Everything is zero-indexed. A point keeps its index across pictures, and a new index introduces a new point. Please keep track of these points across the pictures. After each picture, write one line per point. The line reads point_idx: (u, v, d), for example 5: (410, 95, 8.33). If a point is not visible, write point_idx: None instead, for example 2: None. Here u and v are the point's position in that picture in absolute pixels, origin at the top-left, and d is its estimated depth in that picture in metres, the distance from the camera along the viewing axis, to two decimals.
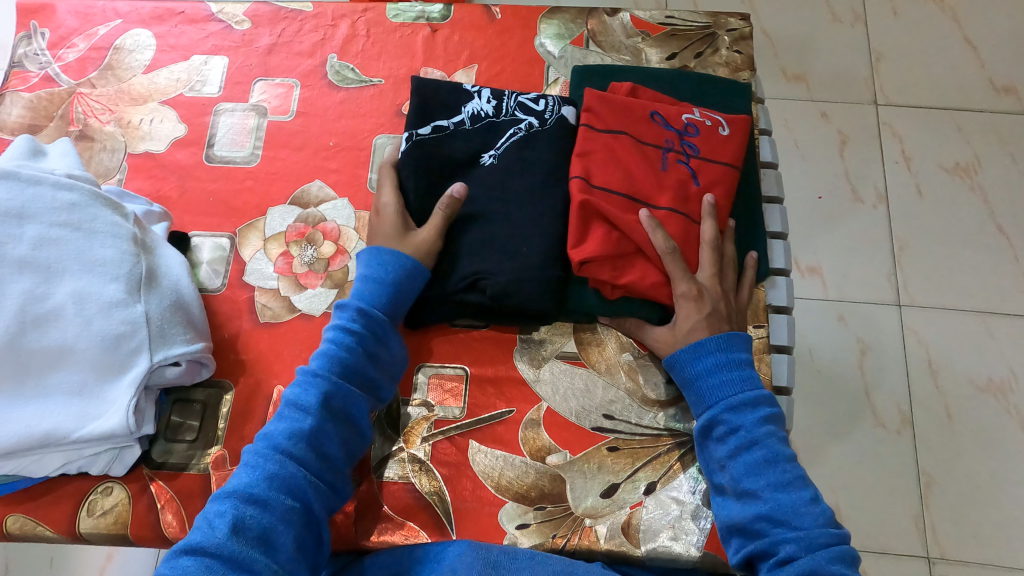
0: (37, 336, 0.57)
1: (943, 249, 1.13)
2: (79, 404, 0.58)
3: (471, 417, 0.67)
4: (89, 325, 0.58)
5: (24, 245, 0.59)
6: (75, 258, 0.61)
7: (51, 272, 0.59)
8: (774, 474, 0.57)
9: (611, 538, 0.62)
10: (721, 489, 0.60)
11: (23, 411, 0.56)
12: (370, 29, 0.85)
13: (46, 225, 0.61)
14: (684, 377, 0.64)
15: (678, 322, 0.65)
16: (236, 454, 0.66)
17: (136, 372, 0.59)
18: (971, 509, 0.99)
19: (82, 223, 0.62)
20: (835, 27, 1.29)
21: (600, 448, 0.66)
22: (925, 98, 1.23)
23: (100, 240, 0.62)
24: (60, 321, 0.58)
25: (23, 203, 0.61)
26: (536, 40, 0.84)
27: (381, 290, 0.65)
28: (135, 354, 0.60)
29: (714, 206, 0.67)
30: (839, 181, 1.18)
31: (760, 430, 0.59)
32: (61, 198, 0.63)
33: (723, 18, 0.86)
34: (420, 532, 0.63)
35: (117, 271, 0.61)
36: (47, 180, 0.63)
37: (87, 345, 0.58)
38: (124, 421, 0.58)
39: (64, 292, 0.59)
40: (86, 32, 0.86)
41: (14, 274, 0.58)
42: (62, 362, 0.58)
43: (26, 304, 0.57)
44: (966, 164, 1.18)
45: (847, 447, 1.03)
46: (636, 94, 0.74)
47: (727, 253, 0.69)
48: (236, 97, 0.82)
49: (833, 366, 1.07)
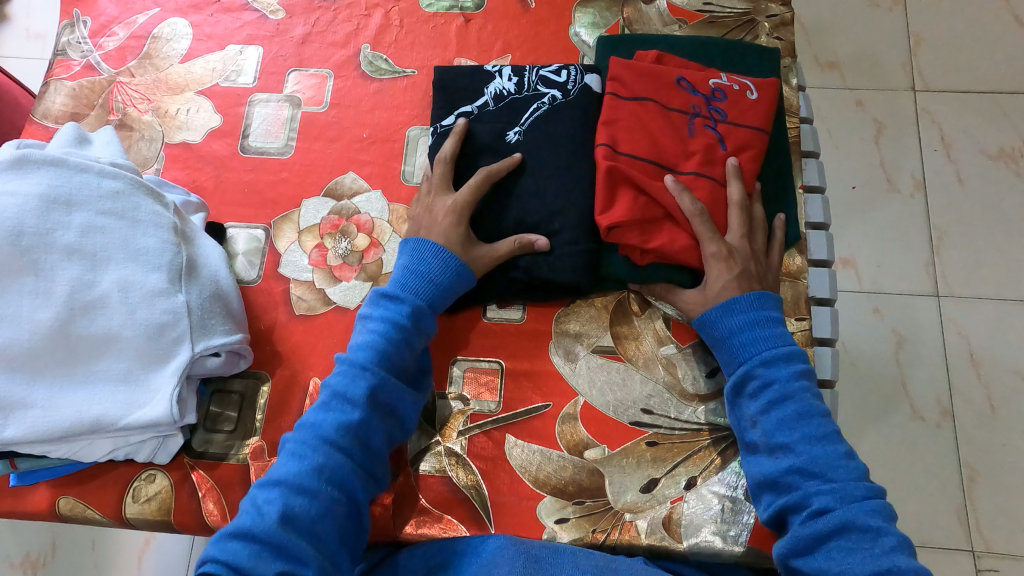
0: (85, 323, 0.58)
1: (985, 238, 1.10)
2: (124, 393, 0.58)
3: (508, 411, 0.67)
4: (133, 313, 0.59)
5: (72, 232, 0.60)
6: (119, 246, 0.61)
7: (98, 260, 0.60)
8: (807, 427, 0.57)
9: (653, 533, 0.61)
10: (753, 447, 0.60)
11: (72, 398, 0.57)
12: (404, 19, 0.84)
13: (92, 212, 0.61)
14: (715, 335, 0.64)
15: (709, 283, 0.64)
16: (274, 444, 0.67)
17: (177, 362, 0.59)
18: (1016, 503, 0.96)
19: (126, 211, 0.63)
20: (873, 10, 1.26)
21: (638, 443, 0.65)
22: (968, 83, 1.20)
23: (143, 229, 0.63)
24: (105, 310, 0.59)
25: (70, 191, 0.61)
26: (571, 29, 0.83)
27: (429, 282, 0.64)
28: (178, 343, 0.60)
29: (737, 166, 0.66)
30: (876, 170, 1.16)
31: (795, 384, 0.59)
32: (106, 186, 0.63)
33: (764, 4, 0.84)
34: (458, 525, 0.63)
35: (158, 261, 0.62)
36: (93, 167, 0.63)
37: (132, 333, 0.59)
38: (167, 411, 0.58)
39: (109, 280, 0.59)
40: (126, 20, 0.86)
41: (64, 261, 0.59)
42: (108, 350, 0.59)
43: (75, 291, 0.58)
44: (1010, 150, 1.15)
45: (887, 441, 1.01)
46: (663, 61, 0.72)
47: (756, 213, 0.68)
48: (271, 87, 0.81)
49: (870, 357, 1.05)
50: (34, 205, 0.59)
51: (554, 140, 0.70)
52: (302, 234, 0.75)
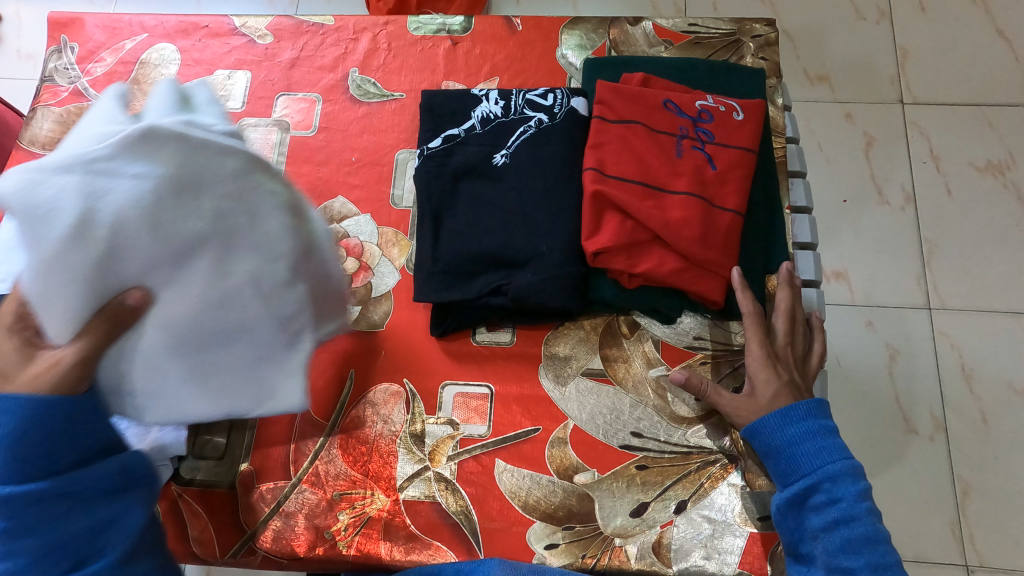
0: (219, 315, 0.51)
1: (974, 250, 1.11)
2: (255, 385, 0.56)
3: (497, 435, 0.67)
4: (265, 306, 0.53)
5: (200, 222, 0.49)
6: (246, 229, 0.51)
7: (230, 241, 0.51)
8: (873, 554, 0.55)
9: (642, 557, 0.61)
10: (808, 559, 0.58)
11: (207, 388, 0.54)
12: (391, 42, 0.85)
13: (219, 196, 0.50)
14: (770, 444, 0.61)
15: (757, 391, 0.64)
16: (263, 471, 0.66)
17: (301, 355, 0.57)
18: (1009, 516, 0.96)
19: (248, 198, 0.52)
20: (860, 24, 1.27)
21: (628, 466, 0.65)
22: (955, 96, 1.20)
23: (264, 212, 0.52)
24: (239, 302, 0.52)
25: (195, 173, 0.49)
26: (558, 51, 0.83)
27: (26, 453, 0.47)
28: (300, 333, 0.57)
29: (791, 275, 0.69)
30: (865, 183, 1.16)
31: (861, 506, 0.57)
32: (228, 166, 0.51)
33: (748, 24, 0.84)
34: (447, 551, 0.63)
35: (279, 249, 0.53)
36: (212, 142, 0.50)
37: (263, 327, 0.54)
38: (302, 404, 0.57)
39: (244, 269, 0.51)
40: (114, 46, 0.87)
41: (195, 249, 0.50)
42: (238, 341, 0.53)
43: (208, 283, 0.50)
44: (998, 162, 1.15)
45: (881, 456, 1.00)
46: (649, 84, 0.73)
47: (799, 315, 0.69)
48: (259, 112, 0.82)
49: (862, 371, 1.05)
50: (157, 189, 0.48)
51: (540, 162, 0.69)
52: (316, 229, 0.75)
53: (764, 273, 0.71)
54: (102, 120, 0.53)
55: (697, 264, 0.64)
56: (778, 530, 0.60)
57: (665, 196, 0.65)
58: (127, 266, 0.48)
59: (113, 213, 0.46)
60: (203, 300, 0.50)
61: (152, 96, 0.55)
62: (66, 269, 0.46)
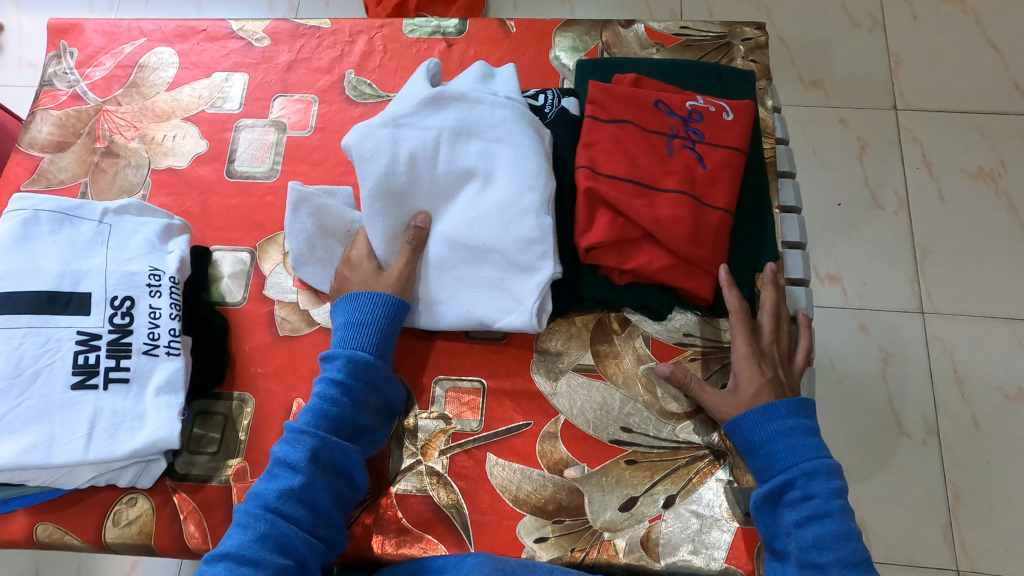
0: (472, 233, 0.64)
1: (966, 256, 1.11)
2: (500, 298, 0.65)
3: (488, 430, 0.67)
4: (509, 228, 0.63)
5: (471, 157, 0.66)
6: (501, 167, 0.65)
7: (490, 178, 0.66)
8: (844, 550, 0.55)
9: (631, 552, 0.62)
10: (784, 555, 0.58)
11: (463, 296, 0.66)
12: (387, 45, 0.86)
13: (487, 139, 0.66)
14: (749, 441, 0.62)
15: (742, 387, 0.65)
16: (255, 465, 0.67)
17: (539, 280, 0.63)
18: (1000, 521, 0.97)
19: (509, 138, 0.66)
20: (852, 31, 1.28)
21: (618, 461, 0.66)
22: (947, 103, 1.22)
23: (523, 154, 0.65)
24: (488, 223, 0.64)
25: (471, 122, 0.67)
26: (551, 53, 0.84)
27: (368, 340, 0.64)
28: (543, 259, 0.63)
29: (775, 274, 0.70)
30: (859, 188, 1.17)
31: (834, 503, 0.57)
32: (497, 115, 0.67)
33: (739, 28, 0.86)
34: (438, 545, 0.63)
35: (530, 184, 0.64)
36: (487, 100, 0.68)
37: (506, 245, 0.63)
38: (531, 323, 0.63)
39: (496, 198, 0.64)
40: (113, 51, 0.88)
41: (468, 181, 0.66)
42: (490, 258, 0.64)
43: (471, 204, 0.65)
44: (990, 169, 1.16)
45: (872, 460, 1.01)
46: (640, 85, 0.74)
47: (785, 314, 0.70)
48: (256, 113, 0.83)
49: (855, 374, 1.06)
50: (444, 136, 0.66)
51: None
52: (321, 223, 0.70)
53: (753, 271, 0.72)
54: (415, 90, 0.71)
55: (685, 260, 0.65)
56: (757, 526, 0.61)
57: (656, 194, 0.66)
58: (419, 190, 0.66)
59: (407, 151, 0.65)
60: (466, 215, 0.65)
61: (467, 75, 0.74)
62: (380, 191, 0.65)
